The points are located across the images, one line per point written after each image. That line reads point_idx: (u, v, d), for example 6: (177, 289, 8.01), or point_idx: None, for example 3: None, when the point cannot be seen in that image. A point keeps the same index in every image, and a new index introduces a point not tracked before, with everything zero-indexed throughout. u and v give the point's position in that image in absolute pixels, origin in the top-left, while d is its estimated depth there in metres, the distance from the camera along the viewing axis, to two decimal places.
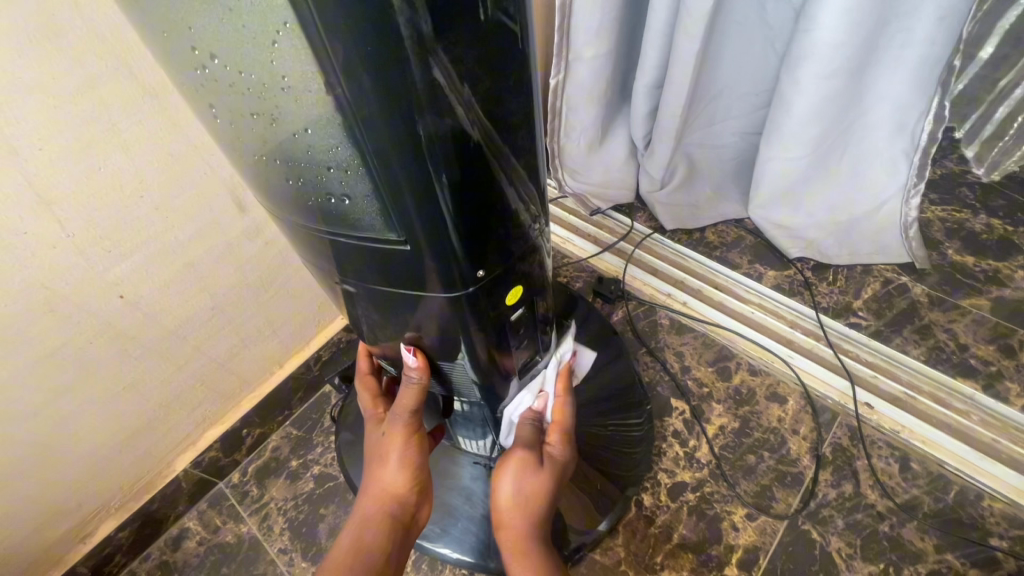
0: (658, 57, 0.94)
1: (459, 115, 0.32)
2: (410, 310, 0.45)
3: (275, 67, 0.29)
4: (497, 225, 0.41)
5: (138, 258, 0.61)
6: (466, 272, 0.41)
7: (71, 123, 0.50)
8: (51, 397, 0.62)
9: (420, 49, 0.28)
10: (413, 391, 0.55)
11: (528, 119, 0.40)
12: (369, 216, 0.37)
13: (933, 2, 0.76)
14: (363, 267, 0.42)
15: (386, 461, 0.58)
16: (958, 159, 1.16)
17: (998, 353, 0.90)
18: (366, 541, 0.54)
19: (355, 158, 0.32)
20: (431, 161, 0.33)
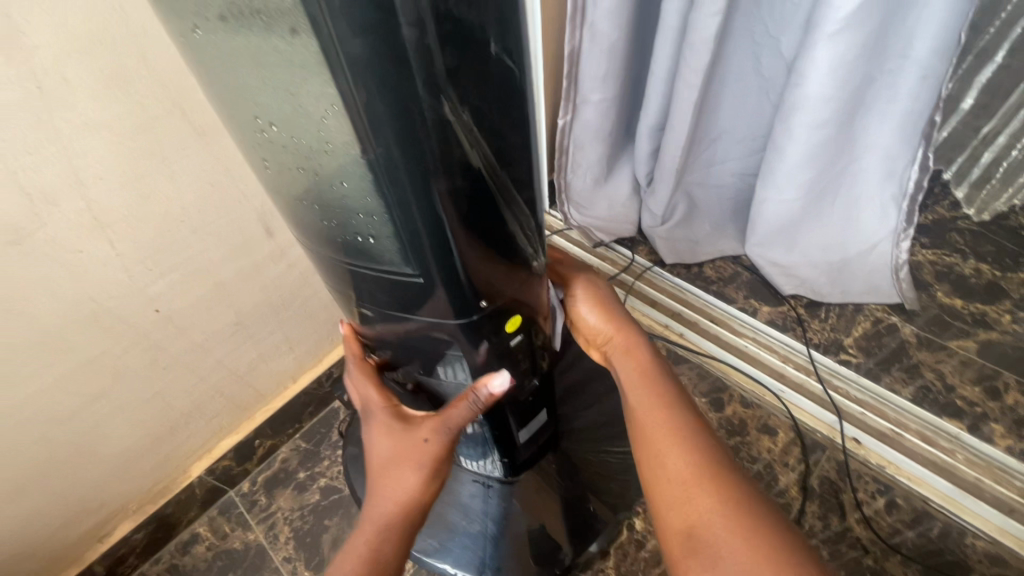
0: (659, 104, 1.01)
1: (471, 169, 0.38)
2: (420, 332, 0.50)
3: (317, 132, 0.35)
4: (500, 260, 0.47)
5: (174, 276, 0.67)
6: (472, 301, 0.47)
7: (129, 158, 0.57)
8: (87, 401, 0.68)
9: (440, 119, 0.34)
10: (471, 412, 0.56)
11: (529, 170, 0.46)
12: (388, 253, 0.42)
13: (914, 63, 0.82)
14: (382, 295, 0.47)
15: (411, 468, 0.57)
16: (950, 204, 1.20)
17: (983, 395, 0.93)
18: (382, 548, 0.55)
19: (379, 206, 0.38)
20: (446, 207, 0.39)
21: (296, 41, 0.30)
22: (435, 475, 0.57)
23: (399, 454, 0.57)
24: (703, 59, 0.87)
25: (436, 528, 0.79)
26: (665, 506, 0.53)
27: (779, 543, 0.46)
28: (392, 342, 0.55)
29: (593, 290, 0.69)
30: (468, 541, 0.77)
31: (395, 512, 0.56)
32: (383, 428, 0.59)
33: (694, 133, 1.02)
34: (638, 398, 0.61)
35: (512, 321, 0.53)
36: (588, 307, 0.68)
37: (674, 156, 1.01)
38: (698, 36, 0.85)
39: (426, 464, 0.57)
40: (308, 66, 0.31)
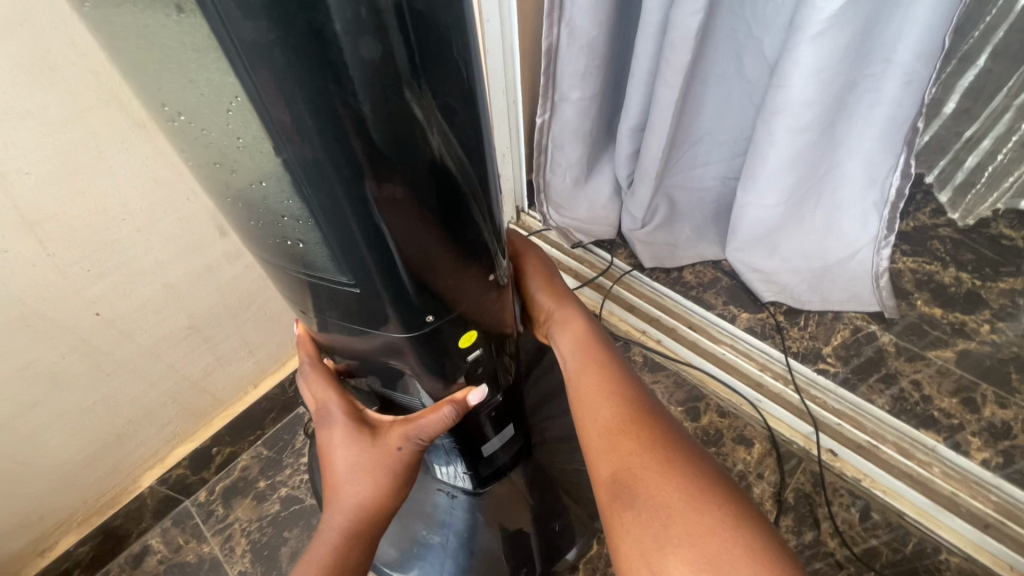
0: (639, 104, 0.98)
1: (417, 167, 0.35)
2: (367, 342, 0.47)
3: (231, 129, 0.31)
4: (450, 273, 0.43)
5: (116, 278, 0.63)
6: (423, 311, 0.43)
7: (59, 150, 0.52)
8: (20, 410, 0.63)
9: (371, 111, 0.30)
10: (444, 423, 0.54)
11: (488, 177, 0.41)
12: (321, 260, 0.39)
13: (898, 67, 0.80)
14: (328, 305, 0.44)
15: (377, 477, 0.53)
16: (932, 212, 1.19)
17: (960, 406, 0.91)
18: (348, 556, 0.52)
19: (303, 210, 0.34)
20: (386, 209, 0.35)
21: (188, 22, 0.26)
22: (402, 483, 0.55)
23: (365, 467, 0.53)
24: (684, 59, 0.84)
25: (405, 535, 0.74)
26: (597, 458, 0.52)
27: (701, 482, 0.46)
28: (346, 352, 0.52)
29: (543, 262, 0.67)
30: (428, 552, 0.73)
31: (361, 523, 0.53)
32: (343, 439, 0.54)
33: (675, 134, 1.00)
34: (579, 374, 0.59)
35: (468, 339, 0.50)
36: (535, 282, 0.65)
37: (654, 158, 0.99)
38: (678, 34, 0.82)
39: (396, 474, 0.54)
40: (207, 53, 0.27)
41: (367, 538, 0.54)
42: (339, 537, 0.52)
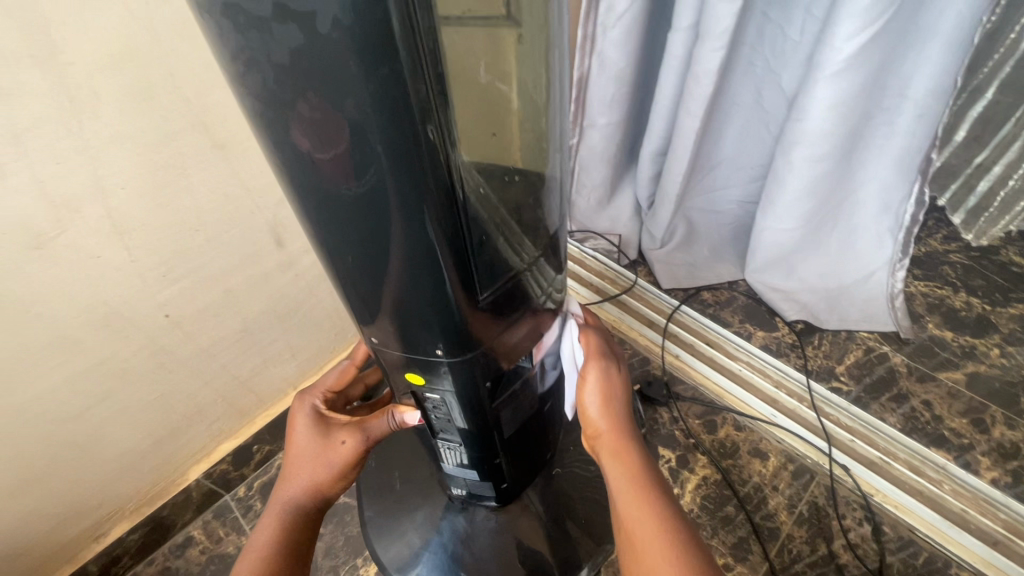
0: (662, 131, 1.04)
1: (472, 219, 0.40)
2: (373, 343, 0.52)
3: (319, 200, 0.37)
4: (428, 302, 0.44)
5: (185, 283, 0.69)
6: (465, 342, 0.48)
7: (150, 168, 0.59)
8: (93, 402, 0.69)
9: (449, 182, 0.36)
10: (387, 426, 0.63)
11: (467, 221, 0.40)
12: (328, 262, 0.45)
13: (911, 102, 0.85)
14: (381, 332, 0.49)
15: (326, 465, 0.60)
16: (942, 239, 1.24)
17: (970, 427, 0.94)
18: (290, 526, 0.59)
19: (310, 220, 0.40)
20: (447, 257, 0.40)
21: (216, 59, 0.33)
22: (343, 477, 0.62)
23: (310, 452, 0.61)
24: (706, 91, 0.90)
25: (410, 536, 0.81)
26: None
27: None
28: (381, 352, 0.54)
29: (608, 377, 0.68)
30: (418, 538, 0.80)
31: (302, 501, 0.60)
32: (303, 426, 0.63)
33: (696, 160, 1.05)
34: (631, 509, 0.59)
35: (413, 376, 0.54)
36: (597, 396, 0.67)
37: (676, 182, 1.04)
38: (701, 68, 0.88)
39: (336, 465, 0.61)
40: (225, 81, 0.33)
41: (306, 519, 0.60)
42: (279, 510, 0.60)
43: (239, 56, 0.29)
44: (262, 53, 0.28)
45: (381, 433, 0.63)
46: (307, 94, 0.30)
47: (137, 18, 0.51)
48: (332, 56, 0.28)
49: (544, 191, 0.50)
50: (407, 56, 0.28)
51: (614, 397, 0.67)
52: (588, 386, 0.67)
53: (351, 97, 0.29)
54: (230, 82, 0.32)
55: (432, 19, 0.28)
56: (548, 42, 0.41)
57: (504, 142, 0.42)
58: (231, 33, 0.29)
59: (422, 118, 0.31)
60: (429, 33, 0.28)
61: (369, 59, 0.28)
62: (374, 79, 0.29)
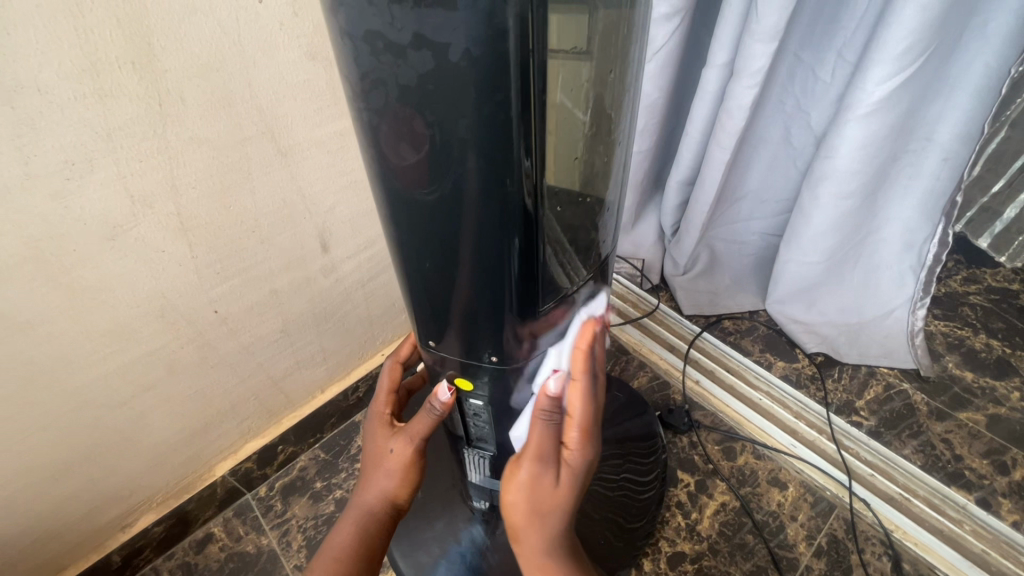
0: (691, 161, 1.07)
1: (545, 233, 0.43)
2: (430, 349, 0.55)
3: (410, 206, 0.41)
4: (494, 313, 0.47)
5: (235, 281, 0.72)
6: (520, 349, 0.51)
7: (218, 169, 0.62)
8: (139, 390, 0.71)
9: (531, 198, 0.39)
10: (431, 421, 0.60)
11: (543, 241, 0.44)
12: (402, 268, 0.48)
13: (938, 145, 0.88)
14: (440, 334, 0.52)
15: (382, 468, 0.62)
16: (962, 280, 1.26)
17: (992, 469, 0.94)
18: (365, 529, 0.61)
19: (396, 227, 0.44)
20: (517, 266, 0.43)
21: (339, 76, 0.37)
22: (407, 479, 0.63)
23: (374, 459, 0.64)
24: (738, 126, 0.93)
25: (432, 548, 0.79)
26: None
27: None
28: (432, 356, 0.56)
29: (540, 480, 0.52)
30: (434, 547, 0.79)
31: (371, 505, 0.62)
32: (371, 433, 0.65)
33: (723, 190, 1.08)
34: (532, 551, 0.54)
35: (462, 380, 0.56)
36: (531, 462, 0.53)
37: (702, 211, 1.07)
38: (734, 104, 0.91)
39: (399, 468, 0.62)
40: (346, 98, 0.37)
41: (378, 520, 0.62)
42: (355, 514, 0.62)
43: (368, 76, 0.34)
44: (391, 75, 0.33)
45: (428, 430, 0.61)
46: (423, 112, 0.34)
47: (225, 33, 0.55)
48: (455, 80, 0.32)
49: (605, 216, 0.53)
50: (519, 87, 0.32)
51: (545, 479, 0.52)
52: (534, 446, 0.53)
53: (464, 118, 0.34)
54: (349, 98, 0.37)
55: (546, 55, 0.32)
56: (626, 79, 0.44)
57: (580, 165, 0.45)
58: (365, 57, 0.33)
59: (521, 139, 0.35)
60: (541, 68, 0.32)
61: (487, 88, 0.32)
62: (488, 102, 0.33)
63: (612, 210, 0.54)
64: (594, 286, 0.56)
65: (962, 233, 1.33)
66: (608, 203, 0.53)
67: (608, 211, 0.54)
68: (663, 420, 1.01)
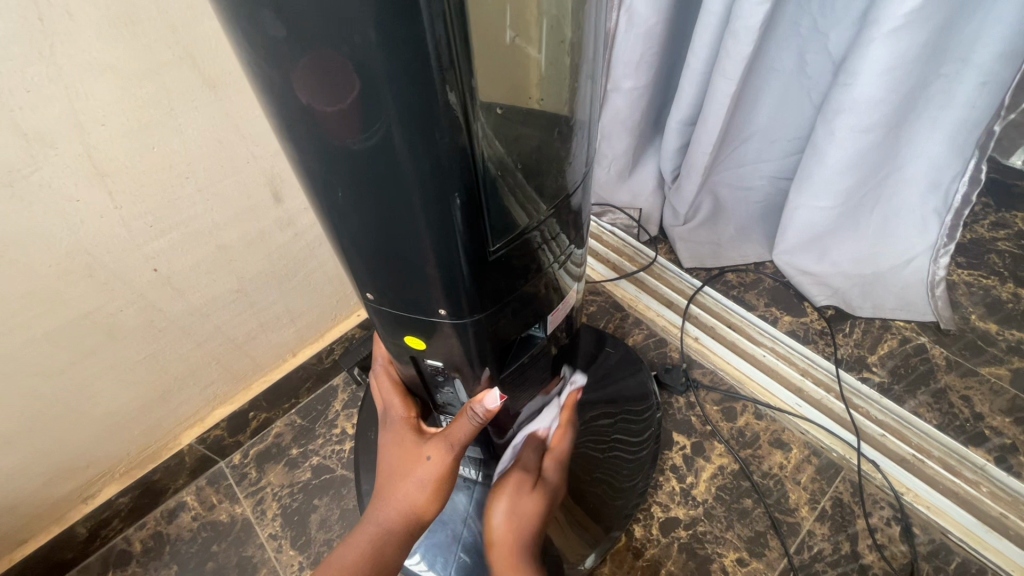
0: (693, 97, 0.96)
1: (480, 147, 0.35)
2: (371, 305, 0.47)
3: (305, 118, 0.32)
4: (433, 255, 0.39)
5: (174, 236, 0.64)
6: (472, 301, 0.43)
7: (130, 103, 0.53)
8: (78, 357, 0.65)
9: (456, 94, 0.31)
10: (471, 428, 0.55)
11: (480, 157, 0.35)
12: (318, 207, 0.40)
13: (976, 66, 0.76)
14: (377, 287, 0.44)
15: (409, 479, 0.58)
16: (990, 225, 1.15)
17: (1013, 426, 0.88)
18: (385, 546, 0.57)
19: (298, 151, 0.35)
20: (452, 192, 0.35)
21: None
22: (434, 495, 0.58)
23: (401, 468, 0.59)
24: (745, 51, 0.81)
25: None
26: None
27: None
28: (380, 320, 0.49)
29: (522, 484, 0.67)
30: None
31: (394, 520, 0.58)
32: (395, 440, 0.60)
33: (726, 130, 0.98)
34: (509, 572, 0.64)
35: (413, 340, 0.49)
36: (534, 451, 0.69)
37: (704, 153, 0.96)
38: (742, 23, 0.79)
39: (427, 480, 0.58)
40: None
41: (393, 539, 0.57)
42: (374, 528, 0.58)
43: None
44: None
45: (466, 437, 0.56)
46: None
47: None
48: None
49: (565, 138, 0.45)
50: None
51: (524, 487, 0.67)
52: (532, 440, 0.69)
53: None
54: None
55: None
56: None
57: (515, 59, 0.36)
58: None
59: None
60: None
61: None
62: None
63: (572, 131, 0.46)
64: (561, 224, 0.48)
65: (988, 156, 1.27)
66: (566, 120, 0.45)
67: (568, 131, 0.45)
68: (659, 379, 0.94)
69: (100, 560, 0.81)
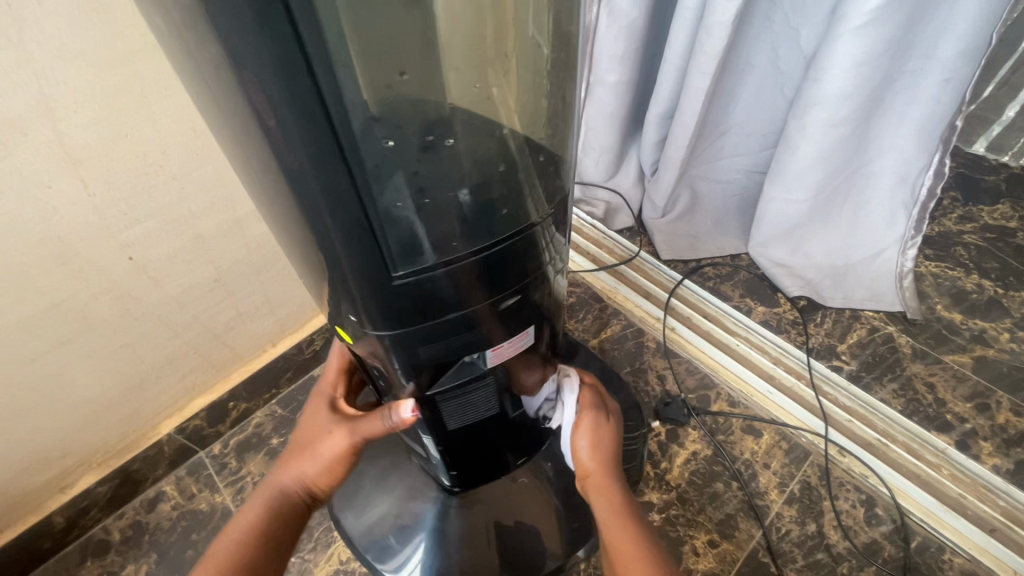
0: (670, 92, 0.97)
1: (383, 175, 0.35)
2: (317, 294, 0.49)
3: (226, 112, 0.34)
4: (345, 268, 0.40)
5: (148, 225, 0.64)
6: (390, 318, 0.43)
7: (100, 90, 0.53)
8: (52, 345, 0.65)
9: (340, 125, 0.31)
10: (381, 424, 0.57)
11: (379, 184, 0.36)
12: (258, 195, 0.42)
13: (939, 64, 0.79)
14: (315, 281, 0.46)
15: (313, 453, 0.61)
16: (958, 218, 1.19)
17: (974, 411, 0.91)
18: (275, 511, 0.59)
19: (232, 143, 0.38)
20: (349, 215, 0.36)
21: None
22: (330, 475, 0.61)
23: (309, 441, 0.62)
24: (718, 46, 0.83)
25: (387, 517, 0.76)
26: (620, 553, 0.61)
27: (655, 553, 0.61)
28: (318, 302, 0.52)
29: (597, 424, 0.70)
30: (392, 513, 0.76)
31: (289, 488, 0.61)
32: (314, 415, 0.64)
33: (703, 124, 0.99)
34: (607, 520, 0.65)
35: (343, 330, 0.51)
36: (589, 441, 0.70)
37: (681, 147, 0.98)
38: (715, 19, 0.80)
39: (329, 458, 0.61)
40: None
41: (287, 509, 0.60)
42: (270, 491, 0.61)
43: None
44: None
45: (373, 430, 0.58)
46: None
47: None
48: None
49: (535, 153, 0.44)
50: None
51: (601, 430, 0.70)
52: (581, 431, 0.70)
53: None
54: None
55: None
56: None
57: None
58: None
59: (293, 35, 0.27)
60: None
61: None
62: None
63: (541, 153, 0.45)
64: (518, 258, 0.44)
65: (956, 146, 1.32)
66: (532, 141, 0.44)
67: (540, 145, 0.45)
68: (658, 411, 0.91)
69: (77, 550, 0.81)
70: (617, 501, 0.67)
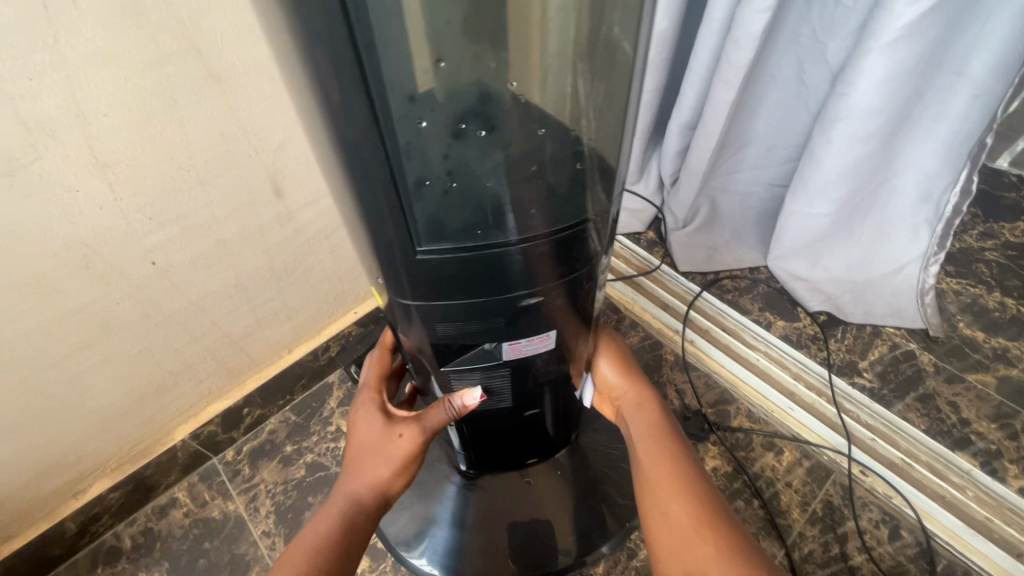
0: (693, 101, 0.96)
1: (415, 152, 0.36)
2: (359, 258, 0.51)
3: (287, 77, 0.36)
4: (376, 237, 0.41)
5: (172, 230, 0.63)
6: (413, 292, 0.44)
7: (131, 93, 0.52)
8: (72, 349, 0.64)
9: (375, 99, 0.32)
10: (445, 415, 0.56)
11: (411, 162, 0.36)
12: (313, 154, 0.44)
13: (969, 79, 0.78)
14: (356, 243, 0.48)
15: (379, 457, 0.57)
16: (978, 235, 1.18)
17: (999, 432, 0.90)
18: (351, 519, 0.56)
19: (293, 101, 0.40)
20: (379, 187, 0.37)
21: None
22: (402, 473, 0.58)
23: (372, 447, 0.58)
24: (746, 58, 0.82)
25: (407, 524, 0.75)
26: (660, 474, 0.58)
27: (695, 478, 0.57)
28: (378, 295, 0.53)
29: (614, 349, 0.69)
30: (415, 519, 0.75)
31: (360, 496, 0.57)
32: (366, 420, 0.60)
33: (726, 135, 0.98)
34: (644, 442, 0.62)
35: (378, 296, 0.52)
36: (613, 362, 0.68)
37: (703, 158, 0.97)
38: (743, 31, 0.80)
39: (397, 460, 0.57)
40: None
41: (361, 514, 0.57)
42: (341, 500, 0.57)
43: None
44: None
45: (439, 423, 0.57)
46: None
47: None
48: None
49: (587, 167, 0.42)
50: None
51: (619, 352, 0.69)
52: (600, 353, 0.68)
53: None
54: None
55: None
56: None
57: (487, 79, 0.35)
58: None
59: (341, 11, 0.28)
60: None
61: None
62: None
63: (594, 167, 0.42)
64: (538, 261, 0.43)
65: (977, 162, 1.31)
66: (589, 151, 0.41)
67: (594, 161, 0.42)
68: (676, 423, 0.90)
69: (88, 556, 0.80)
70: (649, 419, 0.64)
